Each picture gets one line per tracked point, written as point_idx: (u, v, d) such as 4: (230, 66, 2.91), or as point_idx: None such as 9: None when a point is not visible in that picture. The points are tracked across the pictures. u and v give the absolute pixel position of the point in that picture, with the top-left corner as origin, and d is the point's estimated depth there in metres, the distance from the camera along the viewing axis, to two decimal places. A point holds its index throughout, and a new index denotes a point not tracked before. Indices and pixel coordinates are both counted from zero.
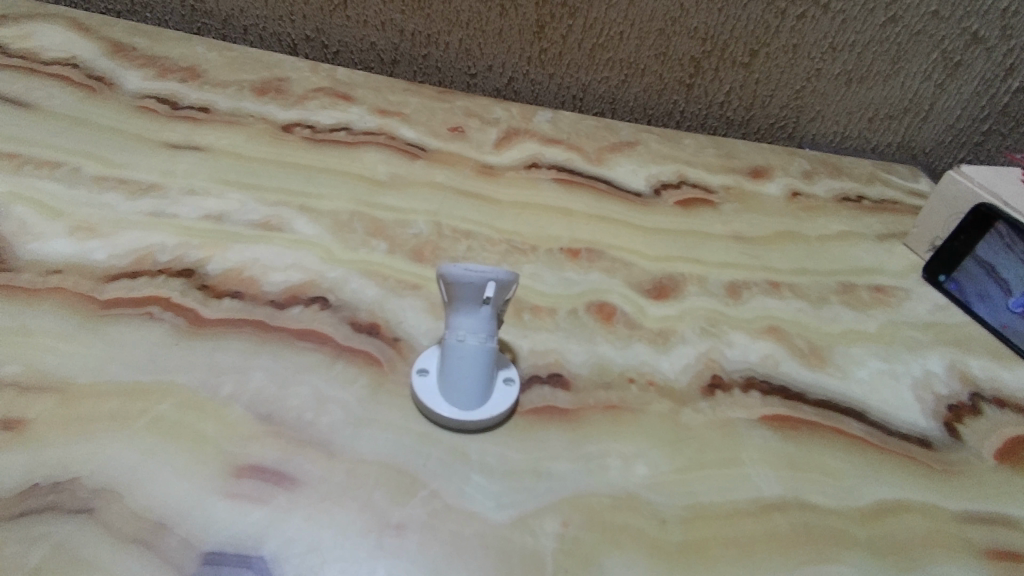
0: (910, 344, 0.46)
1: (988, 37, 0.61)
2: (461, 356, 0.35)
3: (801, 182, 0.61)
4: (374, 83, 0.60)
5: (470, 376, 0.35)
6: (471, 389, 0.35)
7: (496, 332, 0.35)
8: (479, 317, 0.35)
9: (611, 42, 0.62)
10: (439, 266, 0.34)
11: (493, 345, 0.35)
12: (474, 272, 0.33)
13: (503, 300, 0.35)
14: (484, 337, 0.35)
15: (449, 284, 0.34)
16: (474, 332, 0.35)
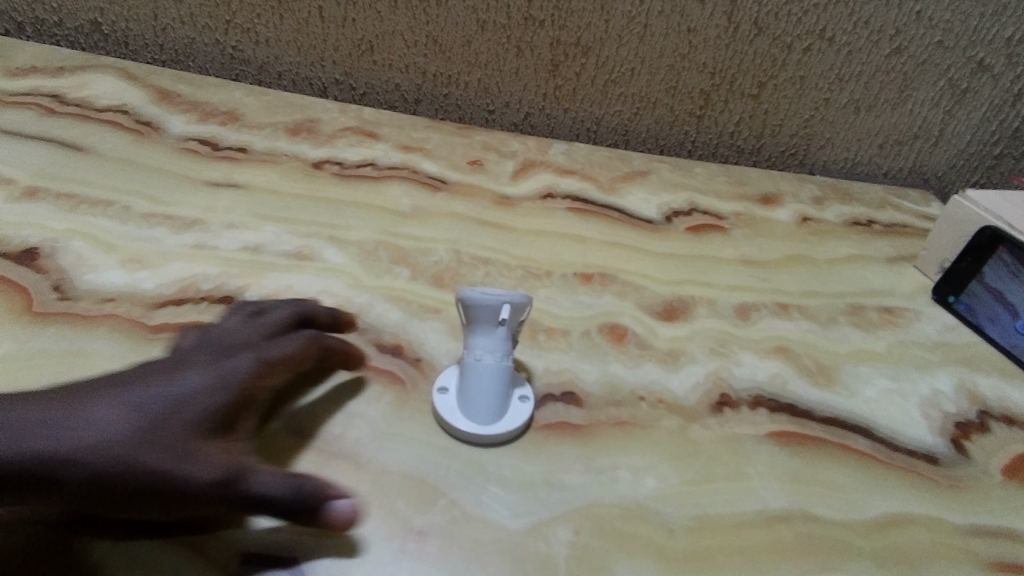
0: (918, 363, 0.47)
1: (994, 64, 0.63)
2: (479, 373, 0.37)
3: (810, 207, 0.63)
4: (397, 121, 0.64)
5: (488, 392, 0.37)
6: (489, 404, 0.37)
7: (512, 351, 0.38)
8: (497, 337, 0.37)
9: (622, 77, 0.66)
10: (459, 290, 0.36)
11: (509, 364, 0.38)
12: (491, 295, 0.36)
13: (518, 322, 0.37)
14: (500, 356, 0.37)
15: (468, 307, 0.36)
16: (491, 351, 0.37)
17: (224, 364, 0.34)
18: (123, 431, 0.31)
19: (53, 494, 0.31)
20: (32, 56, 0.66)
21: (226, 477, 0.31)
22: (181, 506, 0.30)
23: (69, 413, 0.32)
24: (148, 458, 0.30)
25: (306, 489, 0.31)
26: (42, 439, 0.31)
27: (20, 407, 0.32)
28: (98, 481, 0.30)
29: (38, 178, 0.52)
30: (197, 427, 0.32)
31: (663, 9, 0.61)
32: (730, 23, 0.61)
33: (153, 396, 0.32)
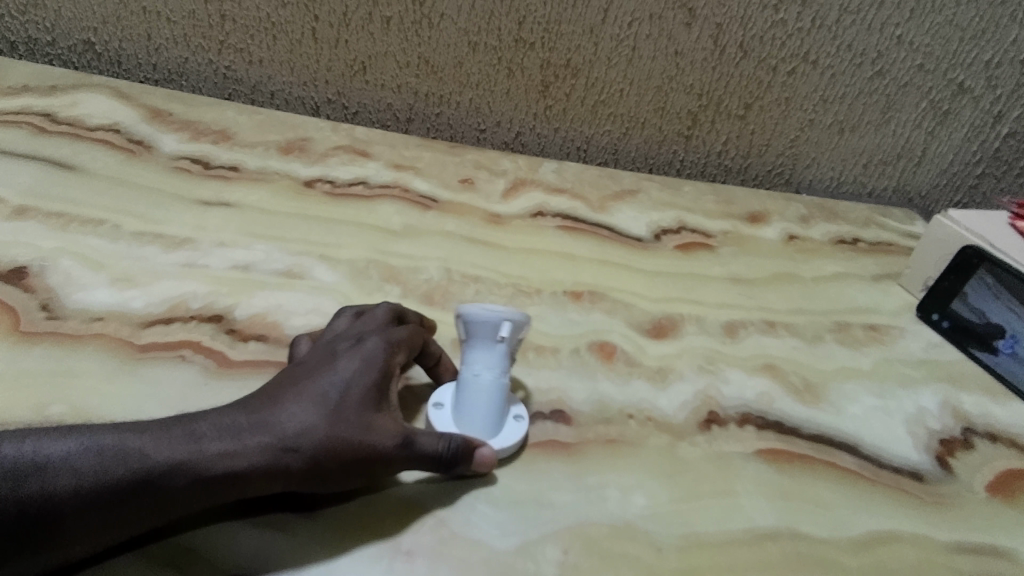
0: (903, 380, 0.48)
1: (974, 87, 0.65)
2: (476, 389, 0.37)
3: (797, 226, 0.64)
4: (389, 140, 0.65)
5: (484, 407, 0.37)
6: (483, 420, 0.37)
7: (510, 369, 0.38)
8: (498, 355, 0.37)
9: (612, 98, 0.67)
10: (459, 306, 0.37)
11: (506, 381, 0.38)
12: (491, 311, 0.36)
13: (516, 339, 0.38)
14: (498, 372, 0.37)
15: (474, 323, 0.37)
16: (490, 367, 0.37)
17: (367, 345, 0.37)
18: (315, 418, 0.33)
19: (262, 487, 0.32)
20: (24, 75, 0.66)
21: (406, 439, 0.34)
22: (370, 472, 0.34)
23: (260, 413, 0.33)
24: (342, 436, 0.33)
25: (456, 441, 0.35)
26: (243, 438, 0.32)
27: (201, 418, 0.33)
28: (304, 465, 0.32)
29: (29, 197, 0.52)
30: (371, 402, 0.35)
31: (651, 32, 0.62)
32: (716, 45, 0.63)
33: (324, 386, 0.34)
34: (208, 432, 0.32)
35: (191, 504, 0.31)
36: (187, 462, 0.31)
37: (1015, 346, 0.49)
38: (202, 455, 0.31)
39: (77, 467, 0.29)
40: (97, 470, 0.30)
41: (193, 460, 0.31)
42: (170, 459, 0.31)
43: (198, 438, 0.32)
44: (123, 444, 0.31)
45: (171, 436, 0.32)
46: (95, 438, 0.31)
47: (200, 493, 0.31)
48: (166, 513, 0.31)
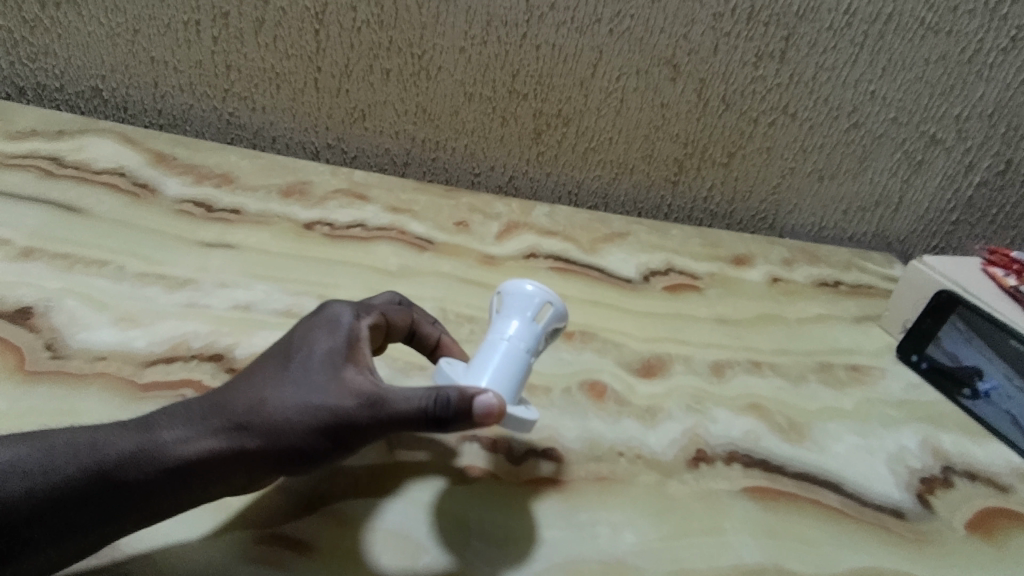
0: (884, 420, 0.49)
1: (945, 138, 0.69)
2: (500, 347, 0.38)
3: (781, 268, 0.67)
4: (387, 184, 0.68)
5: (502, 364, 0.37)
6: (502, 375, 0.36)
7: (536, 350, 0.39)
8: (530, 325, 0.39)
9: (601, 145, 0.70)
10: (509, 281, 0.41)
11: (530, 354, 0.38)
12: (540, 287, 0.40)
13: (551, 326, 0.40)
14: (527, 342, 0.38)
15: (517, 292, 0.40)
16: (520, 334, 0.39)
17: (331, 320, 0.38)
18: (275, 394, 0.34)
19: (225, 470, 0.33)
20: (32, 120, 0.69)
21: (373, 399, 0.34)
22: (336, 441, 0.33)
23: (219, 397, 0.35)
24: (303, 405, 0.33)
25: (446, 396, 0.33)
26: (200, 424, 0.34)
27: (167, 415, 0.34)
28: (263, 440, 0.33)
29: (35, 239, 0.53)
30: (331, 368, 0.35)
31: (638, 86, 0.66)
32: (700, 99, 0.67)
33: (287, 363, 0.35)
34: (166, 423, 0.34)
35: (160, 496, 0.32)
36: (143, 453, 0.32)
37: (997, 389, 0.50)
38: (158, 444, 0.32)
39: (34, 468, 0.30)
40: (57, 468, 0.30)
41: (149, 451, 0.32)
42: (125, 452, 0.32)
43: (160, 431, 0.33)
44: (81, 442, 0.32)
45: (127, 432, 0.33)
46: (45, 442, 0.31)
47: (159, 484, 0.32)
48: (133, 509, 0.31)
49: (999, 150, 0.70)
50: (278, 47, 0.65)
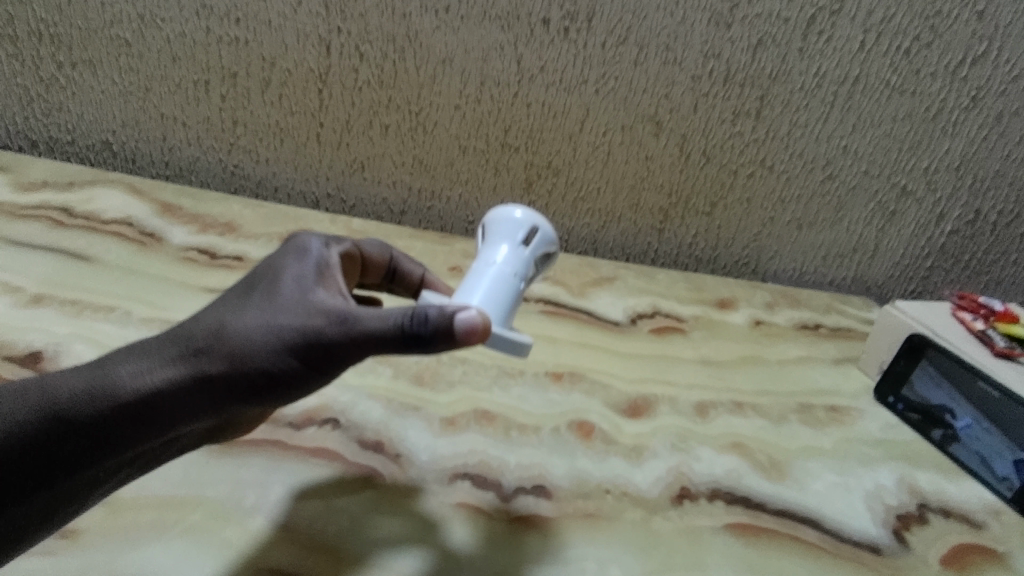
0: (862, 459, 0.51)
1: (915, 190, 0.73)
2: (494, 268, 0.41)
3: (763, 312, 0.69)
4: (384, 232, 0.71)
5: (496, 284, 0.40)
6: (496, 293, 0.40)
7: (526, 274, 0.42)
8: (521, 249, 0.43)
9: (590, 195, 0.73)
10: (500, 208, 0.45)
11: (521, 277, 0.41)
12: (529, 215, 0.44)
13: (539, 251, 0.44)
14: (518, 266, 0.42)
15: (504, 219, 0.44)
16: (511, 258, 0.42)
17: (297, 254, 0.39)
18: (241, 319, 0.34)
19: (187, 397, 0.33)
20: (43, 172, 0.72)
21: (344, 318, 0.34)
22: (301, 359, 0.34)
23: (177, 327, 0.35)
24: (272, 325, 0.34)
25: (426, 314, 0.33)
26: (158, 353, 0.34)
27: (128, 352, 0.34)
28: (226, 361, 0.33)
29: (45, 286, 0.56)
30: (301, 293, 0.36)
31: (623, 140, 0.70)
32: (682, 152, 0.71)
33: (256, 291, 0.36)
34: (122, 359, 0.34)
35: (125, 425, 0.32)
36: (101, 388, 0.32)
37: (970, 427, 0.52)
38: (119, 376, 0.33)
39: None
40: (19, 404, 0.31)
41: (108, 387, 0.32)
42: (86, 385, 0.32)
43: (122, 366, 0.33)
44: (44, 380, 0.32)
45: (82, 370, 0.33)
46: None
47: (119, 415, 0.32)
48: (97, 439, 0.32)
49: (967, 201, 0.74)
50: (283, 104, 0.70)
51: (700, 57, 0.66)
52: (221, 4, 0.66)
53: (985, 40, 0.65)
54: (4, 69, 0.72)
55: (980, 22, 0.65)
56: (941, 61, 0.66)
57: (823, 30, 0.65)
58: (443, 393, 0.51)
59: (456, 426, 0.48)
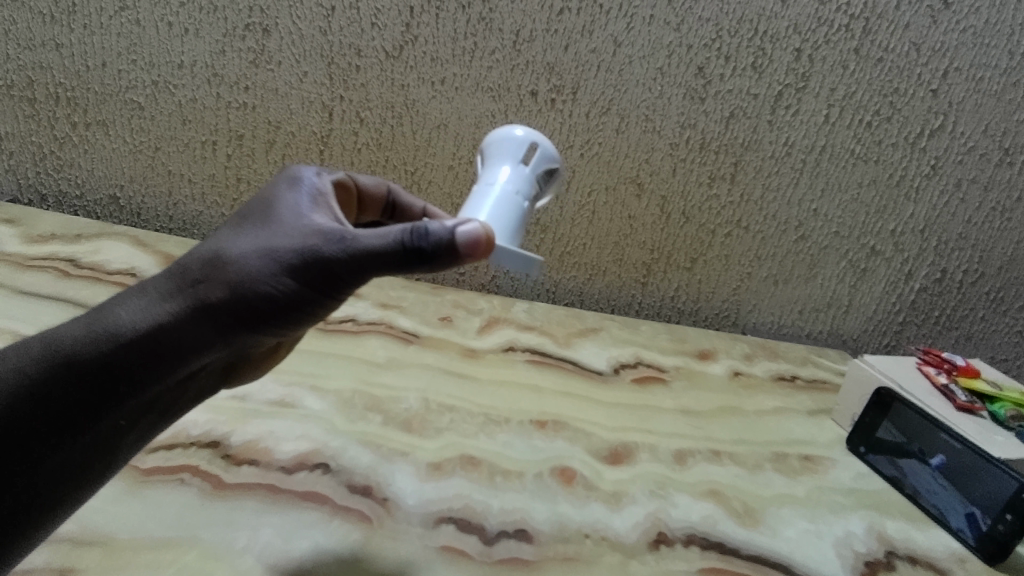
0: (834, 507, 0.53)
1: (884, 250, 0.77)
2: (500, 185, 0.47)
3: (742, 363, 0.72)
4: (377, 283, 0.75)
5: (503, 200, 0.46)
6: (499, 210, 0.46)
7: (529, 193, 0.48)
8: (523, 167, 0.48)
9: (576, 249, 0.77)
10: (508, 127, 0.50)
11: (523, 195, 0.47)
12: (530, 134, 0.49)
13: (539, 169, 0.49)
14: (520, 185, 0.47)
15: (506, 138, 0.49)
16: (514, 178, 0.48)
17: (290, 187, 0.44)
18: (241, 250, 0.39)
19: (191, 325, 0.38)
20: (52, 225, 0.76)
21: (340, 240, 0.38)
22: (295, 278, 0.38)
23: (181, 262, 0.40)
24: (271, 250, 0.39)
25: (425, 231, 0.38)
26: (167, 288, 0.39)
27: (140, 294, 0.39)
28: (226, 286, 0.38)
29: None
30: (294, 224, 0.40)
31: (607, 200, 0.74)
32: (662, 212, 0.75)
33: (254, 224, 0.41)
34: (135, 298, 0.39)
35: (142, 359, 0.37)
36: (120, 327, 0.38)
37: (942, 469, 0.54)
38: (136, 317, 0.38)
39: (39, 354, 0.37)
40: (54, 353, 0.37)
41: (126, 326, 0.38)
42: (107, 327, 0.38)
43: (136, 310, 0.38)
44: (72, 329, 0.38)
45: (102, 312, 0.39)
46: (34, 342, 0.38)
47: (131, 351, 0.37)
48: (119, 374, 0.37)
49: (933, 261, 0.78)
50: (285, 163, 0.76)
51: (677, 126, 0.71)
52: (232, 73, 0.73)
53: (940, 115, 0.71)
54: (22, 128, 0.77)
55: (935, 99, 0.70)
56: (901, 133, 0.72)
57: (790, 105, 0.70)
58: (431, 439, 0.53)
59: (442, 471, 0.49)
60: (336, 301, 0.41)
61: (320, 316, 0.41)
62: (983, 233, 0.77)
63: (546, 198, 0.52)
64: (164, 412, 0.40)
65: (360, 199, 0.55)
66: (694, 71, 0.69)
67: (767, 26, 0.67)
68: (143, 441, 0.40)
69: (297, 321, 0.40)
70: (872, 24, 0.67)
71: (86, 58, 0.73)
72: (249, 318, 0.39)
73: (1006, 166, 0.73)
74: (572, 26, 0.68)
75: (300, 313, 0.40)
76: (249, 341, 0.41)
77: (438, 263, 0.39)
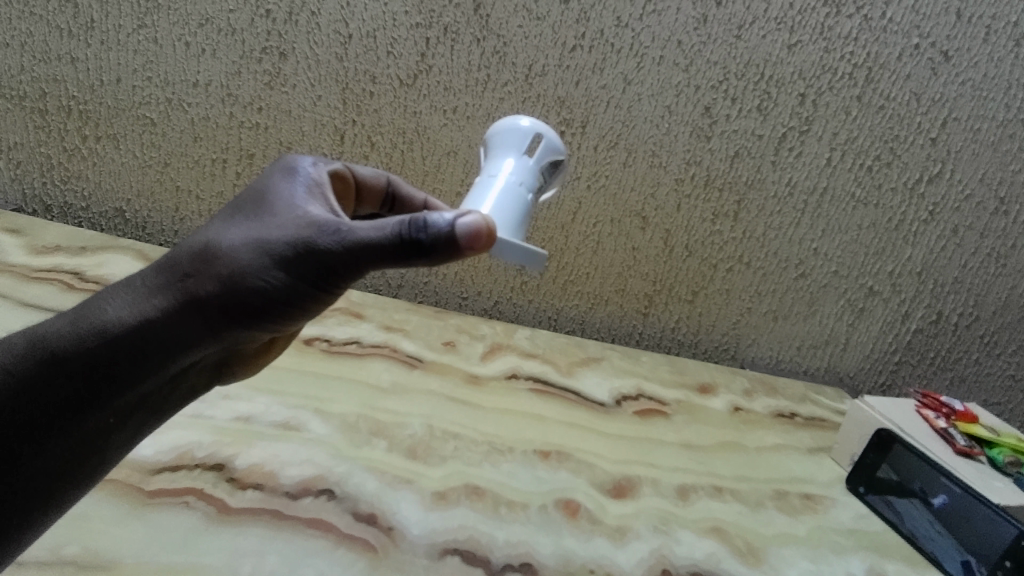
0: (834, 547, 0.53)
1: (881, 290, 0.78)
2: (506, 175, 0.47)
3: (741, 398, 0.73)
4: (381, 305, 0.75)
5: (510, 189, 0.46)
6: (504, 199, 0.46)
7: (533, 184, 0.48)
8: (527, 159, 0.49)
9: (579, 278, 0.78)
10: (513, 119, 0.51)
11: (527, 186, 0.47)
12: (535, 125, 0.49)
13: (543, 160, 0.49)
14: (524, 176, 0.48)
15: (510, 129, 0.49)
16: (519, 170, 0.48)
17: (286, 179, 0.44)
18: (232, 243, 0.39)
19: (181, 320, 0.38)
20: (57, 236, 0.76)
21: (334, 233, 0.37)
22: (286, 270, 0.38)
23: (172, 255, 0.40)
24: (263, 243, 0.38)
25: (424, 226, 0.37)
26: (158, 282, 0.39)
27: (130, 288, 0.40)
28: (215, 279, 0.38)
29: None
30: (288, 216, 0.39)
31: (612, 231, 0.75)
32: (666, 245, 0.76)
33: (246, 216, 0.40)
34: (125, 293, 0.39)
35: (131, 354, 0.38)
36: (108, 322, 0.38)
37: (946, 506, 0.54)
38: (126, 312, 0.38)
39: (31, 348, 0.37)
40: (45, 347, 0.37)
41: (114, 321, 0.38)
42: (98, 322, 0.38)
43: (128, 304, 0.39)
44: (65, 323, 0.38)
45: (92, 307, 0.39)
46: (25, 336, 0.38)
47: (120, 345, 0.38)
48: (108, 369, 0.37)
49: (929, 303, 0.79)
50: None
51: (683, 163, 0.73)
52: (246, 94, 0.74)
53: (938, 163, 0.73)
54: (31, 138, 0.77)
55: (934, 147, 0.72)
56: (900, 179, 0.73)
57: (793, 147, 0.72)
58: (436, 467, 0.53)
59: (447, 501, 0.49)
60: (330, 295, 0.40)
61: (314, 310, 0.40)
62: (979, 277, 0.78)
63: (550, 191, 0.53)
64: (155, 409, 0.40)
65: (359, 190, 0.54)
66: (701, 110, 0.71)
67: (772, 71, 0.69)
68: (132, 443, 0.40)
69: (289, 315, 0.39)
70: (874, 74, 0.69)
71: (101, 74, 0.74)
72: (240, 312, 0.38)
73: (1001, 215, 0.75)
74: (584, 63, 0.69)
75: (292, 307, 0.39)
76: (240, 335, 0.40)
77: (437, 258, 0.37)
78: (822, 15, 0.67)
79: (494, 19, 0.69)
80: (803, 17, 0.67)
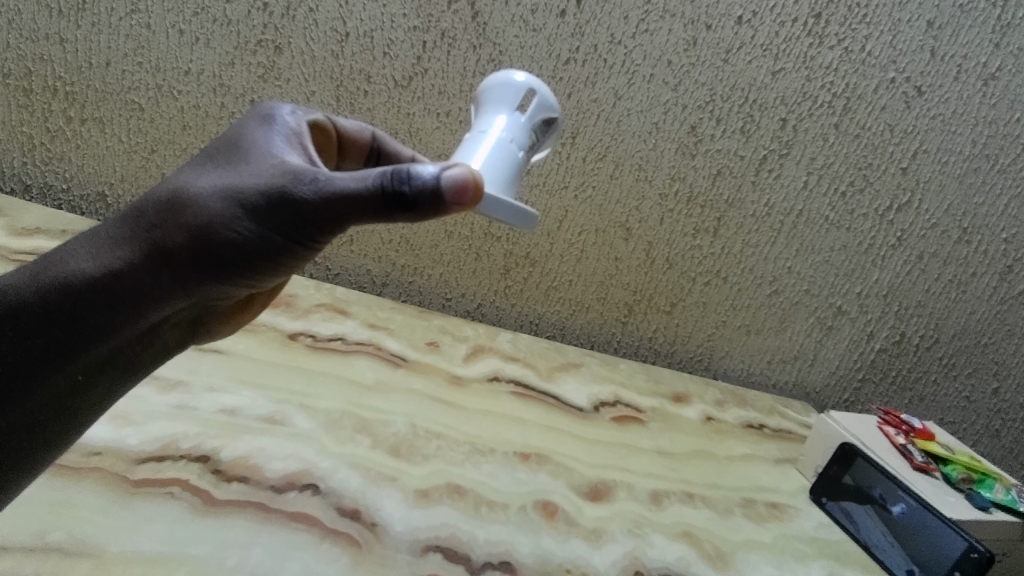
0: (797, 554, 0.56)
1: (849, 309, 0.82)
2: (497, 132, 0.47)
3: (713, 408, 0.75)
4: (366, 302, 0.75)
5: (501, 145, 0.47)
6: (494, 156, 0.46)
7: (524, 140, 0.48)
8: (519, 115, 0.49)
9: (562, 285, 0.80)
10: (508, 72, 0.50)
11: (518, 143, 0.48)
12: (529, 81, 0.49)
13: (536, 118, 0.49)
14: (516, 133, 0.48)
15: (503, 84, 0.49)
16: (511, 126, 0.48)
17: (263, 128, 0.43)
18: (201, 191, 0.39)
19: (148, 271, 0.39)
20: (37, 218, 0.74)
21: (308, 181, 0.37)
22: (259, 221, 0.38)
23: (144, 202, 0.40)
24: (234, 191, 0.38)
25: (410, 180, 0.36)
26: (123, 233, 0.40)
27: (96, 240, 0.40)
28: (185, 229, 0.38)
29: None
30: (260, 164, 0.39)
31: (596, 241, 0.77)
32: (647, 257, 0.78)
33: (218, 164, 0.40)
34: (90, 246, 0.40)
35: (96, 306, 0.39)
36: (72, 274, 0.39)
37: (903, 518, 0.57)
38: (91, 264, 0.39)
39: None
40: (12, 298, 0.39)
41: (79, 274, 0.39)
42: (66, 273, 0.39)
43: (94, 256, 0.40)
44: (32, 275, 0.40)
45: (58, 260, 0.40)
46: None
47: (85, 298, 0.39)
48: (72, 322, 0.39)
49: (894, 324, 0.83)
50: None
51: (668, 179, 0.75)
52: (239, 86, 0.74)
53: (908, 191, 0.77)
54: (13, 118, 0.75)
55: (904, 176, 0.76)
56: (872, 205, 0.77)
57: (773, 169, 0.75)
58: (418, 465, 0.54)
59: (429, 499, 0.50)
60: (305, 249, 0.40)
61: (287, 263, 0.41)
62: (940, 302, 0.82)
63: (543, 153, 0.55)
64: (124, 368, 0.42)
65: (342, 144, 0.55)
66: (687, 129, 0.73)
67: (756, 95, 0.72)
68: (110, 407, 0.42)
69: (261, 267, 0.40)
70: (852, 104, 0.73)
71: (89, 56, 0.73)
72: (210, 264, 0.39)
73: (964, 243, 0.79)
74: (577, 76, 0.71)
75: (265, 260, 0.39)
76: (212, 289, 0.41)
77: (419, 211, 0.37)
78: (806, 45, 0.70)
79: (491, 27, 0.70)
80: (787, 45, 0.70)
